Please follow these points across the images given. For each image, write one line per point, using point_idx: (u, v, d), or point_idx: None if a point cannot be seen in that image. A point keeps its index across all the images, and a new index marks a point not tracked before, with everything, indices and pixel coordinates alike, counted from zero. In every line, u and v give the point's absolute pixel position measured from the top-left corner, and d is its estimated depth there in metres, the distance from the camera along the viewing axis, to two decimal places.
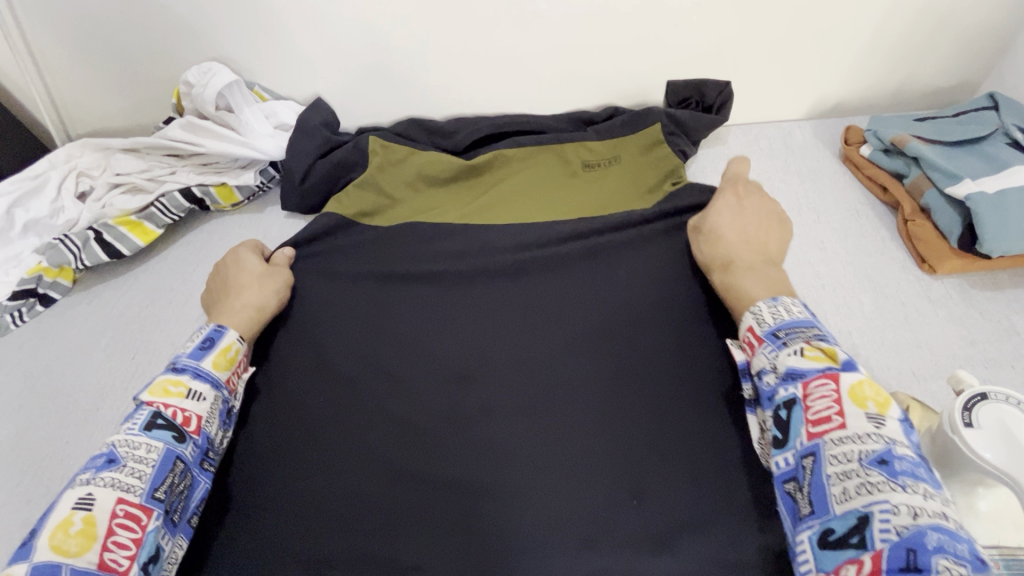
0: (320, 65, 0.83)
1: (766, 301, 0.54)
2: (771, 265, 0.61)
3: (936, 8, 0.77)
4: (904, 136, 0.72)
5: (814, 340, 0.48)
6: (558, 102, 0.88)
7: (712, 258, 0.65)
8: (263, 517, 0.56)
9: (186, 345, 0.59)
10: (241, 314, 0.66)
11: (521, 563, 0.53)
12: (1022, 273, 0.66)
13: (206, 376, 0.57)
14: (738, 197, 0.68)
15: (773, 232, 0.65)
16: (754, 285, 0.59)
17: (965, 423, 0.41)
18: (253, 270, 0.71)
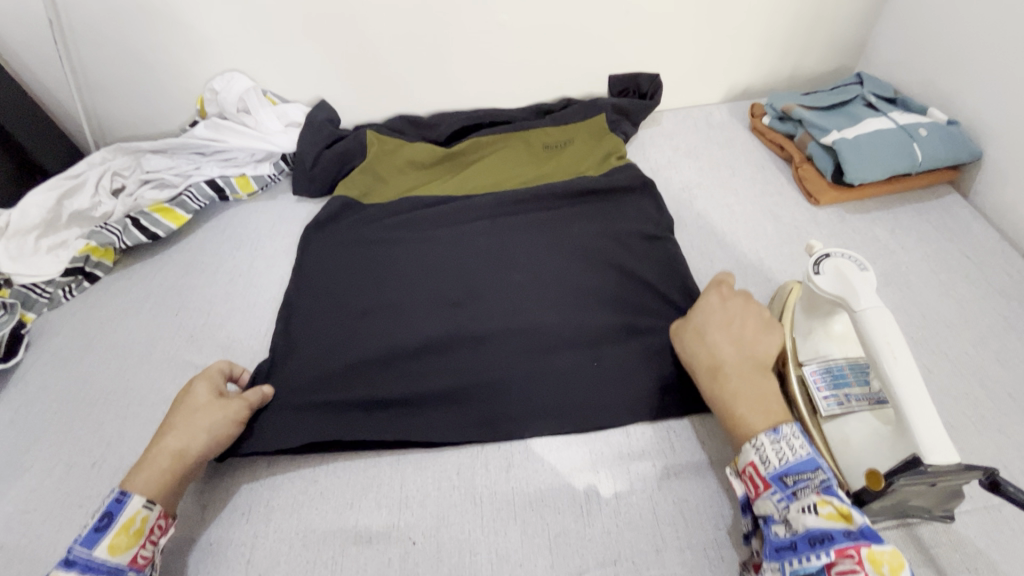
0: (322, 72, 1.00)
1: (766, 432, 0.53)
2: (762, 376, 0.58)
3: (812, 9, 0.99)
4: (790, 104, 0.92)
5: (824, 495, 0.48)
6: (523, 94, 1.06)
7: (700, 363, 0.61)
8: (296, 407, 0.68)
9: (83, 528, 0.55)
10: (156, 469, 0.58)
11: (513, 424, 0.66)
12: (888, 200, 0.86)
13: (99, 567, 0.52)
14: (723, 295, 0.65)
15: (761, 332, 0.61)
16: (746, 403, 0.56)
17: (815, 272, 0.58)
18: (188, 407, 0.63)
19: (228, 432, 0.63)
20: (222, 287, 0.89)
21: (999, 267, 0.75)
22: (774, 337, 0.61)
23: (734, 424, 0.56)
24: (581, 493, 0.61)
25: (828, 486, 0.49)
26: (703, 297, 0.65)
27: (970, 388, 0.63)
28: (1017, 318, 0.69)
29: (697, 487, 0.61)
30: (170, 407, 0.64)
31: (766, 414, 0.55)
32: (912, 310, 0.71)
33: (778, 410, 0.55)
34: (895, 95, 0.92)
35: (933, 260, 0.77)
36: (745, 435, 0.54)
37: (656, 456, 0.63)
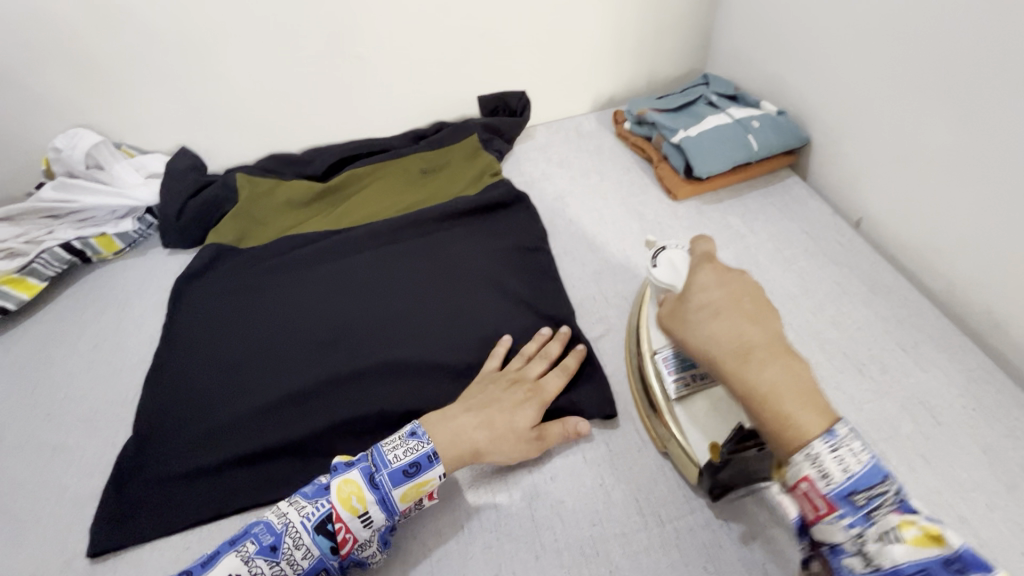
0: (183, 119, 0.97)
1: (822, 436, 0.46)
2: (791, 360, 0.50)
3: (655, 20, 1.06)
4: (644, 109, 0.98)
5: (903, 513, 0.43)
6: (397, 122, 1.07)
7: (722, 351, 0.51)
8: (167, 477, 0.66)
9: (396, 454, 0.57)
10: (458, 439, 0.60)
11: None
12: (738, 188, 0.93)
13: (390, 504, 0.55)
14: (722, 270, 0.57)
15: (771, 309, 0.54)
16: (789, 398, 0.48)
17: (653, 265, 0.67)
18: (510, 396, 0.64)
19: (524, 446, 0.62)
20: (86, 354, 0.83)
21: (832, 238, 0.83)
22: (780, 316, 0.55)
23: (784, 429, 0.47)
24: (462, 511, 0.61)
25: (898, 500, 0.44)
26: (698, 275, 0.57)
27: (811, 353, 0.69)
28: (849, 282, 0.76)
29: (573, 488, 0.62)
30: (492, 383, 0.67)
31: (809, 413, 0.47)
32: None
33: (824, 406, 0.48)
34: (734, 92, 1.00)
35: (777, 239, 0.84)
36: (793, 438, 0.47)
37: (534, 463, 0.64)
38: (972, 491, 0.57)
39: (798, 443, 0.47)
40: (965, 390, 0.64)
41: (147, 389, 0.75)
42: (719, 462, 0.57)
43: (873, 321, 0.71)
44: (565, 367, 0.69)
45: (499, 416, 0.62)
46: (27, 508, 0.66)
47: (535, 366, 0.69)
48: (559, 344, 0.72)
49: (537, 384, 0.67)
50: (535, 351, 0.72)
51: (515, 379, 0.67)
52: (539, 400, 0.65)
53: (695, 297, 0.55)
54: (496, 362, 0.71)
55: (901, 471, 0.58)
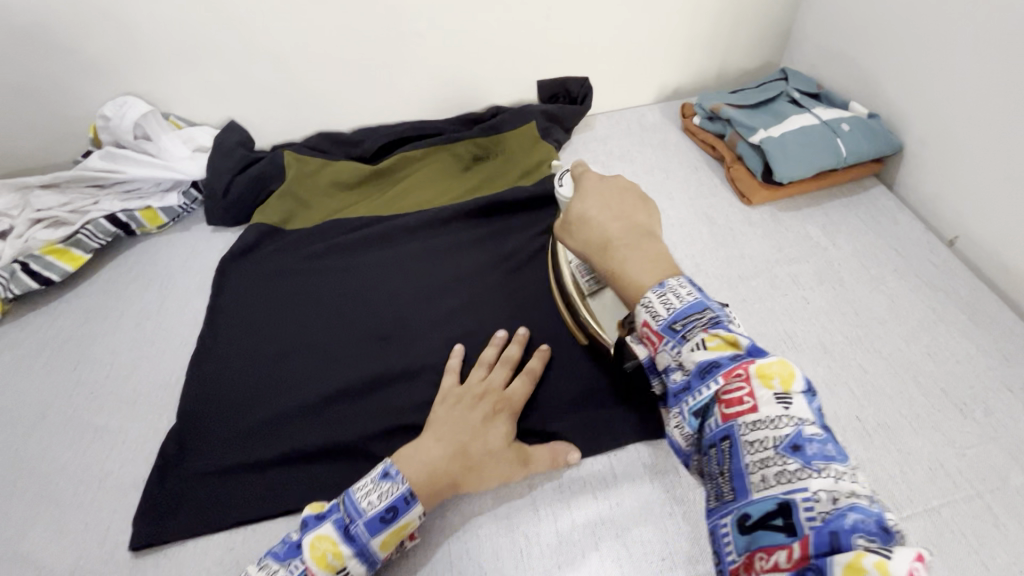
0: (232, 92, 0.93)
1: (653, 288, 0.51)
2: (646, 241, 0.56)
3: (734, 6, 0.98)
4: (718, 103, 0.92)
5: (711, 329, 0.47)
6: (451, 105, 1.02)
7: (590, 249, 0.58)
8: (212, 469, 0.64)
9: (367, 503, 0.53)
10: (434, 470, 0.56)
11: None
12: (818, 195, 0.86)
13: (368, 556, 0.52)
14: (596, 177, 0.63)
15: (639, 205, 0.60)
16: (632, 268, 0.54)
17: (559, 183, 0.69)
18: (477, 416, 0.60)
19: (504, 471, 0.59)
20: (129, 332, 0.81)
21: (925, 259, 0.76)
22: (653, 212, 0.60)
23: (624, 290, 0.54)
24: (520, 533, 0.57)
25: (715, 320, 0.47)
26: (580, 187, 0.63)
27: (905, 386, 0.63)
28: (945, 310, 0.70)
29: (640, 517, 0.58)
30: (456, 402, 0.62)
31: (656, 272, 0.53)
32: (844, 309, 0.71)
33: (665, 263, 0.54)
34: (818, 90, 0.92)
35: (863, 256, 0.77)
36: (636, 297, 0.52)
37: (597, 487, 0.60)
38: None
39: (637, 295, 0.52)
40: None
41: (191, 375, 0.73)
42: (625, 353, 0.62)
43: (973, 355, 0.65)
44: (529, 372, 0.65)
45: (471, 440, 0.58)
46: (71, 491, 0.65)
47: (495, 372, 0.65)
48: (517, 346, 0.68)
49: (503, 396, 0.63)
50: (495, 357, 0.67)
51: (481, 395, 0.62)
52: (509, 412, 0.62)
53: (576, 205, 0.61)
54: (453, 376, 0.66)
55: (1009, 529, 0.53)
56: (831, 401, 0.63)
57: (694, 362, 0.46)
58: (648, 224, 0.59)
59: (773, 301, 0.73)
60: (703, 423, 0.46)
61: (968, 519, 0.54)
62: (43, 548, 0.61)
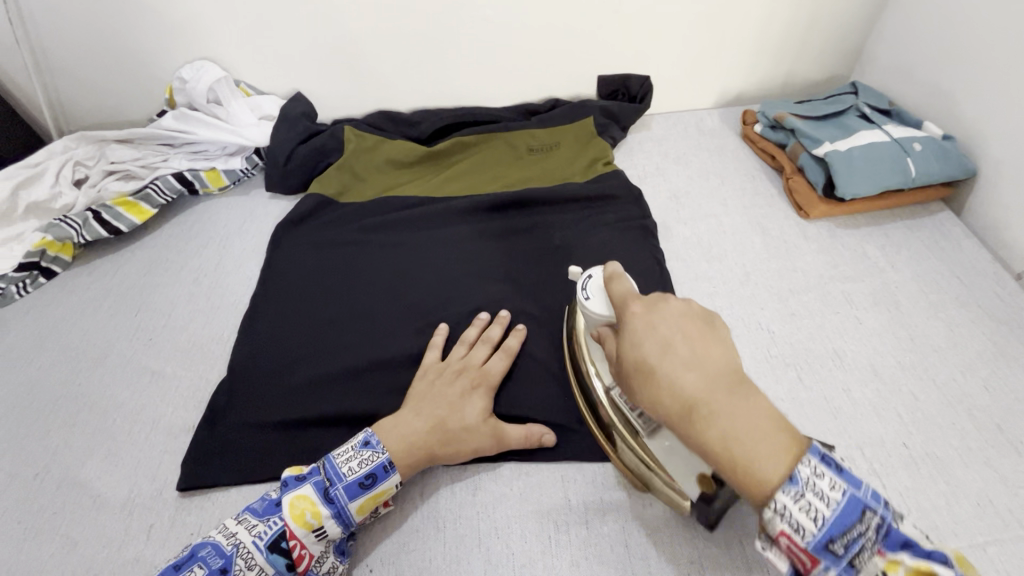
0: (300, 64, 0.96)
1: (784, 485, 0.42)
2: (736, 394, 0.45)
3: (810, 14, 0.95)
4: (783, 113, 0.89)
5: (814, 466, 0.42)
6: (509, 93, 1.03)
7: (669, 407, 0.46)
8: (257, 422, 0.67)
9: (346, 468, 0.57)
10: (411, 443, 0.59)
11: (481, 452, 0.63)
12: (880, 214, 0.84)
13: (344, 518, 0.55)
14: (645, 312, 0.50)
15: (711, 337, 0.48)
16: (745, 441, 0.43)
17: (585, 296, 0.59)
18: (454, 391, 0.62)
19: (477, 446, 0.60)
20: (187, 286, 0.84)
21: (990, 290, 0.74)
22: (721, 334, 0.49)
23: (747, 486, 0.43)
24: (549, 520, 0.58)
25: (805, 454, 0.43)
26: (626, 321, 0.51)
27: (957, 418, 0.61)
28: (1008, 345, 0.68)
29: (670, 518, 0.58)
30: (436, 377, 0.65)
31: (774, 461, 0.43)
32: (900, 334, 0.69)
33: (777, 428, 0.44)
34: (890, 107, 0.89)
35: (923, 282, 0.75)
36: (757, 493, 0.43)
37: (631, 486, 0.60)
38: None
39: (761, 494, 0.43)
40: None
41: (242, 332, 0.76)
42: (712, 492, 0.52)
43: None
44: (507, 350, 0.68)
45: (448, 414, 0.61)
46: (125, 429, 0.69)
47: (477, 351, 0.67)
48: (498, 328, 0.70)
49: (481, 371, 0.65)
50: (476, 337, 0.70)
51: (460, 371, 0.65)
52: (486, 389, 0.64)
53: (652, 330, 0.49)
54: (435, 353, 0.69)
55: None
56: (877, 425, 0.61)
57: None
58: (736, 366, 0.47)
59: (825, 318, 0.71)
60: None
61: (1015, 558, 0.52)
62: (97, 479, 0.65)
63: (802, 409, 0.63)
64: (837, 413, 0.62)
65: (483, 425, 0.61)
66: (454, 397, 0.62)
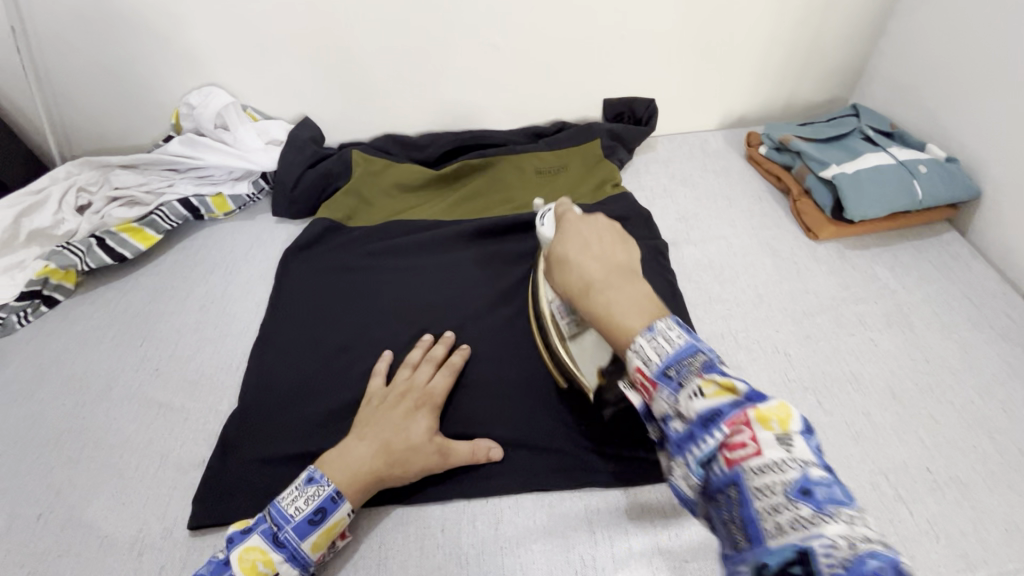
0: (308, 90, 0.96)
1: (641, 333, 0.45)
2: (630, 283, 0.50)
3: (810, 38, 0.97)
4: (788, 135, 0.91)
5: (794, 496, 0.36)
6: (515, 117, 1.03)
7: (572, 286, 0.52)
8: (271, 456, 0.66)
9: (290, 509, 0.55)
10: (356, 471, 0.58)
11: (502, 484, 0.61)
12: (888, 235, 0.85)
13: (299, 560, 0.54)
14: (576, 218, 0.56)
15: (620, 245, 0.53)
16: (619, 309, 0.48)
17: (541, 226, 0.75)
18: (398, 413, 0.62)
19: (425, 464, 0.60)
20: (194, 314, 0.83)
21: (1001, 311, 0.74)
22: (633, 251, 0.54)
23: (614, 334, 0.47)
24: (575, 554, 0.57)
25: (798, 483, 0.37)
26: (559, 228, 0.56)
27: (978, 441, 0.61)
28: (1023, 365, 0.68)
29: (698, 550, 0.57)
30: (381, 401, 0.64)
31: (642, 316, 0.47)
32: (916, 356, 0.69)
33: (651, 306, 0.48)
34: (891, 129, 0.91)
35: (935, 302, 0.75)
36: (621, 342, 0.47)
37: (657, 517, 0.59)
38: None
39: (625, 341, 0.46)
40: None
41: (252, 362, 0.75)
42: (604, 382, 0.62)
43: None
44: (451, 366, 0.68)
45: (393, 436, 0.60)
46: (132, 464, 0.67)
47: (419, 371, 0.67)
48: (440, 346, 0.70)
49: (426, 391, 0.65)
50: (419, 358, 0.69)
51: (404, 393, 0.64)
52: (430, 407, 0.63)
53: (575, 227, 0.55)
54: (379, 378, 0.68)
55: None
56: (899, 449, 0.61)
57: (695, 413, 0.41)
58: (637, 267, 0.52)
59: (839, 340, 0.72)
60: (708, 471, 0.40)
61: None
62: (104, 518, 0.63)
63: (823, 434, 0.63)
64: (859, 438, 0.62)
65: (428, 442, 0.60)
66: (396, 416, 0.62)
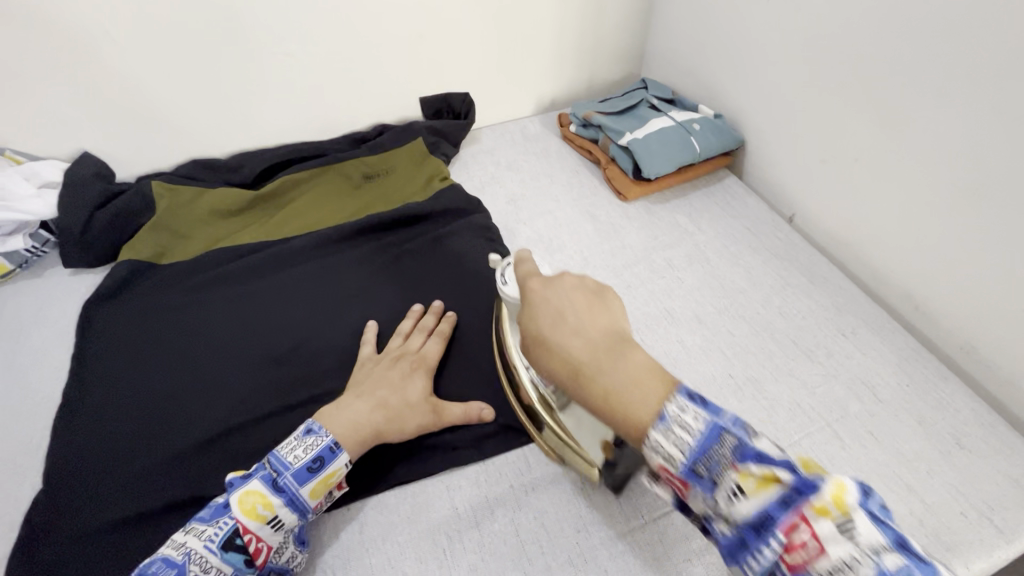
0: (82, 123, 0.85)
1: (654, 425, 0.43)
2: (625, 352, 0.48)
3: (595, 25, 1.07)
4: (590, 111, 1.00)
5: (740, 465, 0.40)
6: (334, 125, 1.01)
7: (561, 377, 0.49)
8: (93, 530, 0.58)
9: (292, 456, 0.55)
10: (356, 424, 0.58)
11: (360, 491, 0.60)
12: (683, 188, 0.98)
13: (299, 504, 0.53)
14: (540, 284, 0.54)
15: (597, 306, 0.52)
16: (621, 395, 0.45)
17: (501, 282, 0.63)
18: (394, 374, 0.64)
19: (422, 423, 0.62)
20: None
21: (771, 234, 0.89)
22: (611, 306, 0.53)
23: (633, 438, 0.45)
24: (440, 534, 0.58)
25: (739, 446, 0.41)
26: (525, 297, 0.54)
27: (765, 344, 0.73)
28: (791, 275, 0.82)
29: (554, 497, 0.60)
30: (376, 365, 0.66)
31: (646, 398, 0.45)
32: (713, 283, 0.81)
33: (651, 373, 0.46)
34: (672, 96, 1.04)
35: (723, 237, 0.88)
36: (633, 435, 0.45)
37: (514, 478, 0.62)
38: (914, 460, 0.62)
39: (639, 434, 0.44)
40: (900, 369, 0.70)
41: (54, 435, 0.65)
42: (613, 456, 0.58)
43: (815, 310, 0.77)
44: (441, 334, 0.71)
45: (390, 394, 0.62)
46: None
47: (413, 339, 0.70)
48: (444, 322, 0.73)
49: (420, 355, 0.68)
50: (413, 327, 0.72)
51: (398, 357, 0.67)
52: (425, 371, 0.66)
53: (547, 296, 0.53)
54: (371, 347, 0.70)
55: (854, 449, 0.63)
56: (707, 364, 0.71)
57: (742, 516, 0.40)
58: (624, 331, 0.51)
59: (654, 283, 0.81)
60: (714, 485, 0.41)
61: (822, 447, 0.64)
62: None
63: None
64: (674, 363, 0.71)
65: (423, 402, 0.63)
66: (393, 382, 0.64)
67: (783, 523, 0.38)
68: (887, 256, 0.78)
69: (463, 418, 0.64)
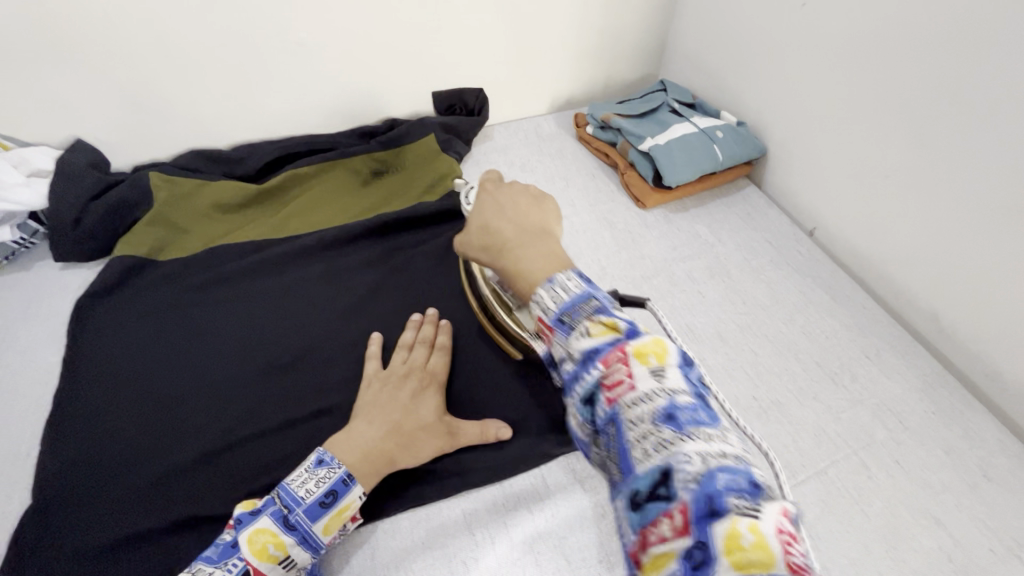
0: (76, 108, 0.81)
1: (543, 286, 0.45)
2: (540, 239, 0.50)
3: (615, 23, 1.04)
4: (608, 113, 0.96)
5: (660, 421, 0.36)
6: (340, 117, 0.97)
7: (489, 251, 0.52)
8: (88, 549, 0.55)
9: (303, 491, 0.52)
10: (369, 453, 0.55)
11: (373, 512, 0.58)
12: (703, 196, 0.95)
13: (312, 543, 0.51)
14: (493, 187, 0.57)
15: (535, 206, 0.54)
16: (526, 264, 0.48)
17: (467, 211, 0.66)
18: (404, 394, 0.61)
19: (437, 447, 0.59)
20: None
21: (792, 248, 0.87)
22: (547, 208, 0.55)
23: (523, 286, 0.48)
24: (458, 562, 0.55)
25: (672, 402, 0.37)
26: (478, 197, 0.57)
27: (788, 364, 0.71)
28: (813, 292, 0.80)
29: (575, 523, 0.58)
30: (382, 384, 0.62)
31: (547, 267, 0.47)
32: (734, 299, 0.79)
33: (557, 260, 0.48)
34: (693, 100, 1.00)
35: (744, 250, 0.86)
36: (529, 290, 0.47)
37: (534, 503, 0.60)
38: (941, 492, 0.61)
39: (531, 294, 0.47)
40: (925, 394, 0.69)
41: (45, 444, 0.62)
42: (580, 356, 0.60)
43: (838, 330, 0.75)
44: (443, 346, 0.67)
45: (402, 418, 0.59)
46: None
47: (417, 352, 0.66)
48: (443, 331, 0.69)
49: (427, 371, 0.64)
50: (414, 338, 0.68)
51: (405, 375, 0.63)
52: (435, 388, 0.63)
53: (492, 197, 0.55)
54: (375, 361, 0.66)
55: (880, 478, 0.62)
56: (730, 385, 0.69)
57: (580, 351, 0.41)
58: (551, 225, 0.53)
59: (673, 297, 0.78)
60: (595, 410, 0.40)
61: (847, 474, 0.62)
62: None
63: None
64: None
65: (436, 425, 0.60)
66: (402, 402, 0.60)
67: (695, 509, 0.32)
68: (911, 277, 0.77)
69: (480, 439, 0.61)
